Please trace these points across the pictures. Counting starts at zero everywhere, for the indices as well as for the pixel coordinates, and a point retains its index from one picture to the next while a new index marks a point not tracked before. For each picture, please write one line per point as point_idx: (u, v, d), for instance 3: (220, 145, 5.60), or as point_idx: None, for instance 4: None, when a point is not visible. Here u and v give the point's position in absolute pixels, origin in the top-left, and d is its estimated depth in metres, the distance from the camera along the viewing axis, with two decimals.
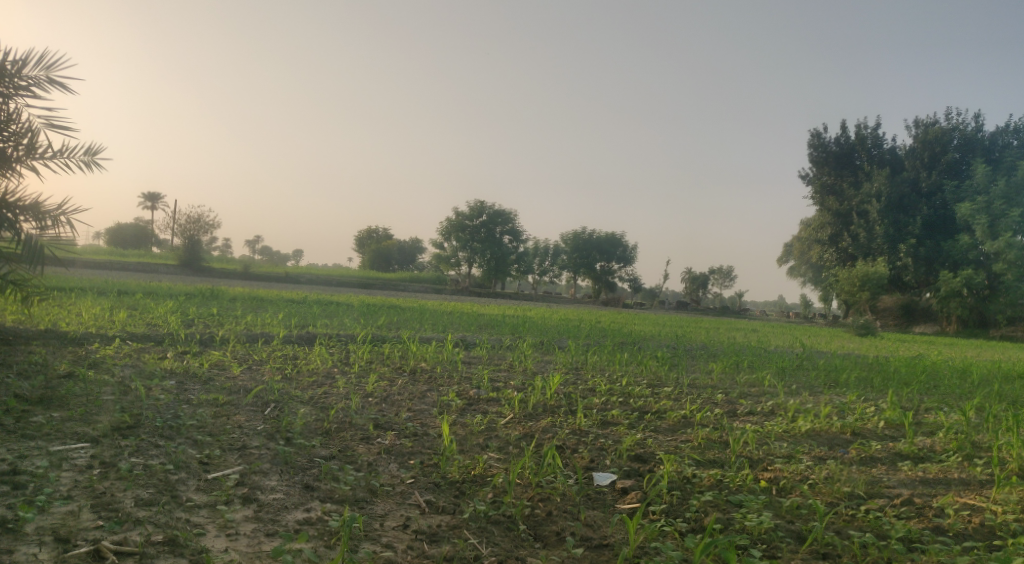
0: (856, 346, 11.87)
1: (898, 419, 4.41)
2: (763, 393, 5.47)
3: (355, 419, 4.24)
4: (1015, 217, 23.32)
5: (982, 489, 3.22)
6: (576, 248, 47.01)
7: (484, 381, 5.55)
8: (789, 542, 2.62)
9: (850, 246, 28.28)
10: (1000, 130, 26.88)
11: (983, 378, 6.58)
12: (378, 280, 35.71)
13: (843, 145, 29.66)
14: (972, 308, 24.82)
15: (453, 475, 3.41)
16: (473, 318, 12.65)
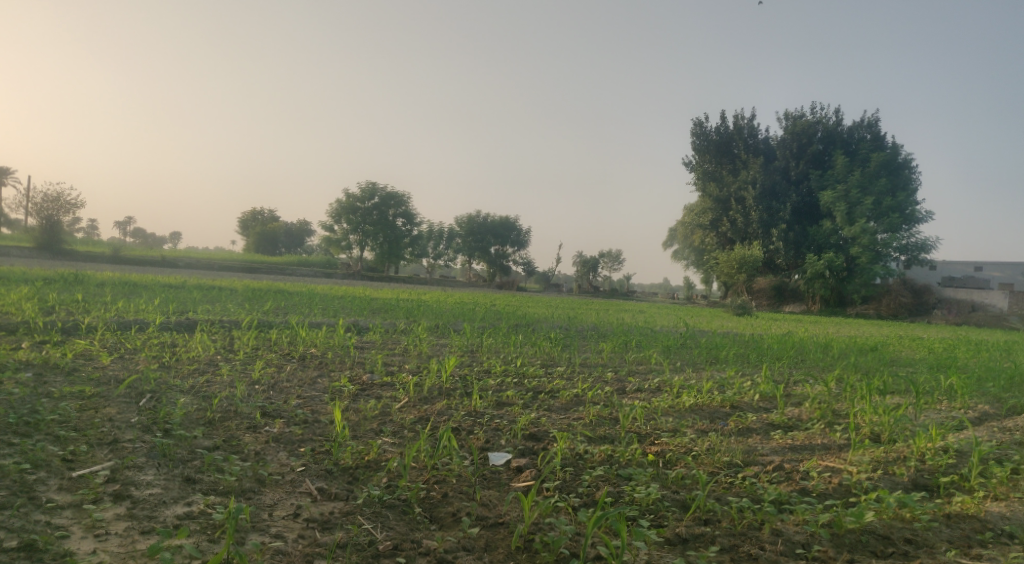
0: (733, 325, 12.83)
1: (770, 392, 4.81)
2: (650, 371, 5.79)
3: (240, 407, 4.01)
4: (869, 205, 25.94)
5: (841, 451, 3.59)
6: (471, 232, 47.07)
7: (378, 365, 5.45)
8: (674, 511, 2.79)
9: (728, 230, 30.39)
10: (857, 125, 29.54)
11: (841, 352, 7.32)
12: (264, 263, 33.78)
13: (723, 134, 31.50)
14: (833, 288, 27.60)
15: (347, 462, 3.31)
16: (367, 302, 12.29)
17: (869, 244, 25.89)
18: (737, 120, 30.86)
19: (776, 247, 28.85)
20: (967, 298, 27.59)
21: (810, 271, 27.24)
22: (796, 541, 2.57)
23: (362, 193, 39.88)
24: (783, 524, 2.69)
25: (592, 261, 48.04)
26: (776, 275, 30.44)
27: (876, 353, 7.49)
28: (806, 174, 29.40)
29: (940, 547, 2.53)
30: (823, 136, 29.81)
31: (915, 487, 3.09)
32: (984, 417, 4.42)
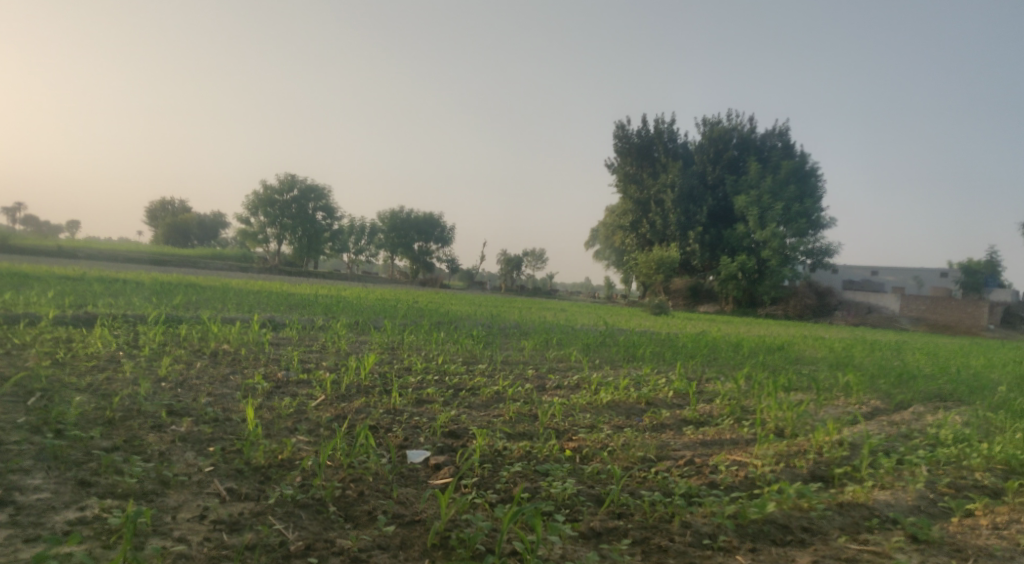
0: (651, 324, 13.27)
1: (683, 389, 5.00)
2: (569, 368, 5.89)
3: (144, 406, 3.74)
4: (779, 211, 27.39)
5: (748, 446, 3.77)
6: (394, 228, 46.28)
7: (294, 362, 5.24)
8: (589, 506, 2.84)
9: (648, 232, 31.42)
10: (769, 133, 31.14)
11: (750, 351, 7.71)
12: (174, 256, 31.88)
13: (644, 138, 32.53)
14: (745, 289, 29.10)
15: (258, 461, 3.16)
16: (285, 298, 11.81)
17: (779, 247, 27.35)
18: (658, 125, 31.91)
19: (693, 249, 29.96)
20: (863, 301, 29.83)
21: (724, 272, 28.74)
22: (703, 532, 2.67)
23: (281, 185, 38.34)
24: (692, 516, 2.80)
25: (516, 260, 48.36)
26: (692, 276, 31.46)
27: (782, 352, 7.94)
28: (721, 180, 30.78)
29: (834, 535, 2.70)
30: (738, 143, 31.23)
31: (813, 479, 3.29)
32: (876, 412, 4.77)
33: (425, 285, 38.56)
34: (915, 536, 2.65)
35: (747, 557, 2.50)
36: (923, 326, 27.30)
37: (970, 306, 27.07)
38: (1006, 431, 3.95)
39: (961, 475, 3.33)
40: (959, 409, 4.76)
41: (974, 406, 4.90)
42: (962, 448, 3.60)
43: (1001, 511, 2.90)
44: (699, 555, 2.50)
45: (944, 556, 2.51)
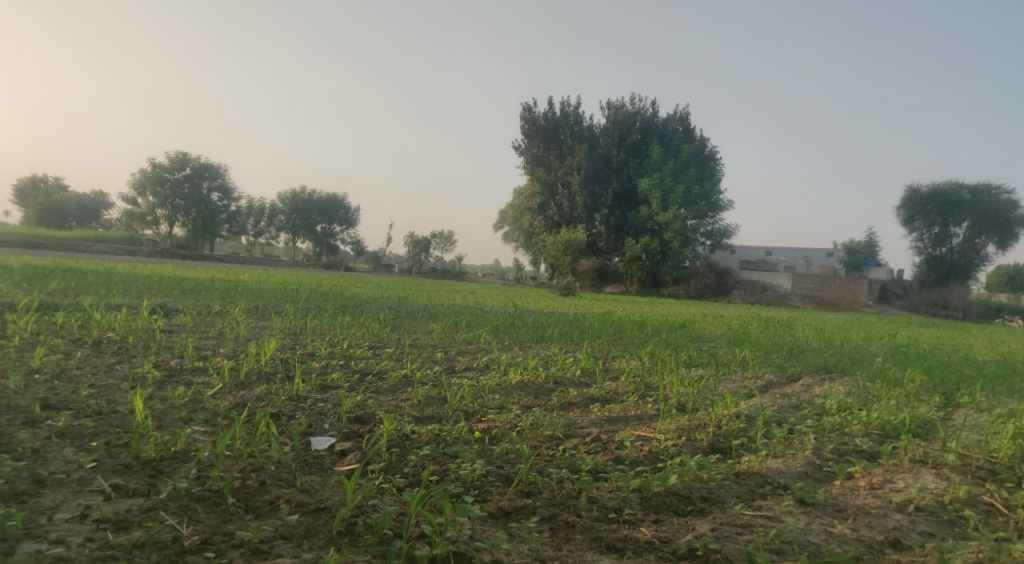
0: (559, 305, 13.51)
1: (590, 367, 5.14)
2: (479, 350, 5.88)
3: (13, 401, 3.36)
4: (680, 194, 28.55)
5: (651, 421, 3.94)
6: (295, 209, 44.23)
7: (188, 349, 4.89)
8: (498, 486, 2.86)
9: (555, 214, 31.99)
10: (670, 118, 32.28)
11: (653, 329, 8.03)
12: (47, 238, 28.90)
13: (551, 120, 32.78)
14: (648, 270, 30.27)
15: (148, 453, 2.93)
16: (176, 283, 11.02)
17: (680, 229, 28.78)
18: (564, 107, 32.25)
19: (599, 231, 30.96)
20: (758, 279, 32.06)
21: (629, 254, 29.67)
22: (609, 507, 2.76)
23: (171, 163, 35.56)
24: (598, 491, 2.89)
25: (424, 242, 47.73)
26: (598, 257, 32.39)
27: (683, 330, 8.31)
28: (625, 163, 31.68)
29: (731, 502, 2.87)
30: (641, 127, 32.05)
31: (712, 451, 3.48)
32: (768, 385, 5.12)
33: (330, 269, 37.25)
34: (802, 500, 2.86)
35: (651, 528, 2.61)
36: (811, 303, 29.77)
37: (852, 283, 29.83)
38: (882, 399, 4.34)
39: (842, 441, 3.63)
40: (841, 380, 5.19)
41: (853, 377, 5.35)
42: (844, 416, 3.92)
43: (876, 472, 3.19)
44: (605, 529, 2.59)
45: (827, 516, 2.73)
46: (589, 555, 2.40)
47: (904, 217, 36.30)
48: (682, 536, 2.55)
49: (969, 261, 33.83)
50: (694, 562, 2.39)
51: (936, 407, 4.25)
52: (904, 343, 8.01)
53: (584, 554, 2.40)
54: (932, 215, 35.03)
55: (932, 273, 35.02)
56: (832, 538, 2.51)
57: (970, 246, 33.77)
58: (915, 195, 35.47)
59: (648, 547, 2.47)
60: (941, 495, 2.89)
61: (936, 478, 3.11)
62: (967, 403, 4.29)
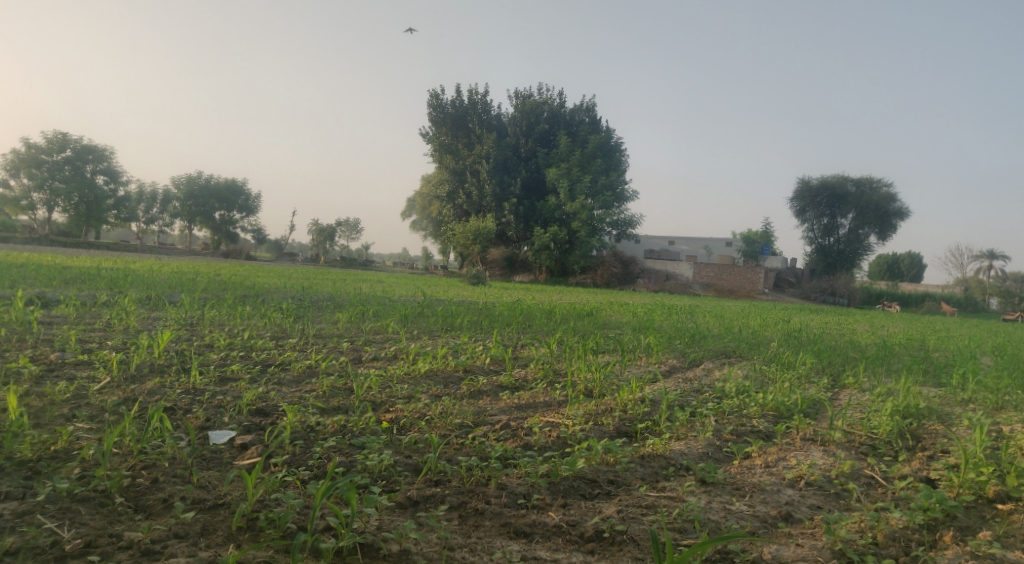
0: (469, 294, 13.44)
1: (500, 355, 5.16)
2: (387, 340, 5.76)
3: None
4: (586, 184, 29.38)
5: (559, 407, 4.01)
6: (190, 195, 41.65)
7: (70, 342, 4.49)
8: (406, 476, 2.82)
9: (465, 203, 31.83)
10: (577, 109, 32.83)
11: (562, 317, 8.19)
12: None
13: (458, 108, 32.25)
14: (556, 259, 30.53)
15: (23, 454, 2.66)
16: (52, 271, 10.09)
17: (587, 219, 29.29)
18: (472, 95, 31.88)
19: (508, 220, 31.06)
20: (662, 268, 33.63)
21: (537, 243, 29.73)
22: (519, 492, 2.79)
23: (48, 144, 32.75)
24: (508, 477, 2.91)
25: (329, 231, 45.96)
26: (508, 247, 32.60)
27: (591, 318, 8.50)
28: (534, 152, 32.20)
29: (636, 484, 2.97)
30: (548, 117, 32.63)
31: (618, 434, 3.59)
32: (671, 369, 5.36)
33: (228, 257, 35.40)
34: (703, 479, 3.01)
35: (559, 512, 2.66)
36: (710, 290, 31.47)
37: (748, 273, 31.59)
38: (776, 382, 4.63)
39: (741, 422, 3.83)
40: (739, 363, 5.50)
41: (750, 361, 5.67)
42: (743, 399, 4.15)
43: (770, 451, 3.40)
44: (515, 514, 2.61)
45: (726, 494, 2.88)
46: (499, 542, 2.43)
47: (796, 209, 38.90)
48: (589, 518, 2.61)
49: (853, 251, 36.82)
50: (601, 544, 2.46)
51: (824, 388, 4.58)
52: (794, 329, 8.56)
53: (494, 542, 2.42)
54: (821, 208, 37.81)
55: (821, 262, 37.76)
56: (731, 515, 2.65)
57: (855, 237, 36.73)
58: (806, 188, 38.00)
59: (556, 531, 2.52)
60: (827, 470, 3.11)
61: (824, 454, 3.35)
62: (851, 384, 4.65)
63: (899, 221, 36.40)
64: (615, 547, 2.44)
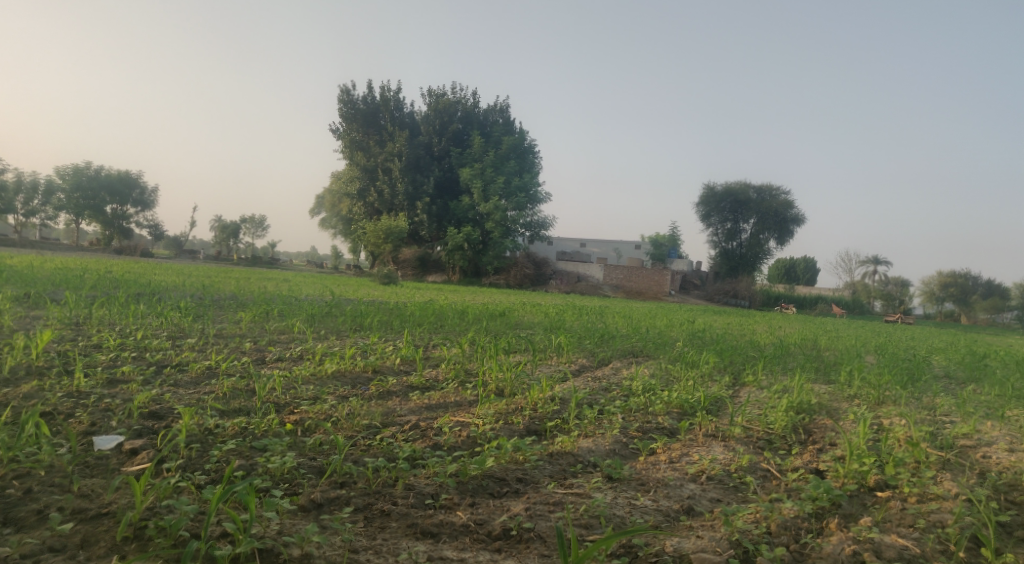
0: (380, 294, 13.20)
1: (410, 355, 5.11)
2: (293, 340, 5.59)
3: None
4: (500, 184, 28.75)
5: (470, 407, 4.01)
6: (78, 187, 39.31)
7: None
8: (309, 477, 2.77)
9: (375, 202, 30.14)
10: (490, 109, 32.20)
11: (474, 317, 8.17)
12: None
13: (369, 104, 30.67)
14: (470, 260, 29.77)
15: None
16: None
17: (501, 219, 28.78)
18: (384, 91, 30.28)
19: (421, 219, 29.70)
20: (573, 269, 33.45)
21: (451, 243, 28.72)
22: (426, 493, 2.78)
23: None
24: (415, 478, 2.89)
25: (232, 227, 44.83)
26: (420, 246, 31.30)
27: (504, 318, 8.54)
28: (447, 152, 31.06)
29: (544, 482, 3.01)
30: (462, 117, 31.73)
31: (527, 433, 3.63)
32: (581, 368, 5.48)
33: (120, 254, 33.55)
34: (610, 476, 3.09)
35: (467, 512, 2.67)
36: (620, 293, 32.06)
37: (656, 275, 32.46)
38: (681, 380, 4.80)
39: (647, 419, 3.95)
40: (646, 362, 5.66)
41: (656, 360, 5.84)
42: (649, 397, 4.28)
43: (674, 447, 3.52)
44: (421, 515, 2.61)
45: (631, 489, 2.97)
46: (404, 543, 2.41)
47: (702, 213, 40.35)
48: (497, 517, 2.64)
49: (754, 254, 38.66)
50: (508, 541, 2.49)
51: (725, 386, 4.78)
52: (699, 329, 8.89)
53: (399, 543, 2.41)
54: (725, 213, 39.45)
55: (725, 265, 39.65)
56: (636, 510, 2.74)
57: (756, 242, 38.56)
58: (711, 194, 39.54)
59: (463, 531, 2.53)
60: (728, 465, 3.24)
61: (725, 449, 3.48)
62: (751, 381, 4.87)
63: (796, 227, 38.47)
64: (522, 545, 2.47)
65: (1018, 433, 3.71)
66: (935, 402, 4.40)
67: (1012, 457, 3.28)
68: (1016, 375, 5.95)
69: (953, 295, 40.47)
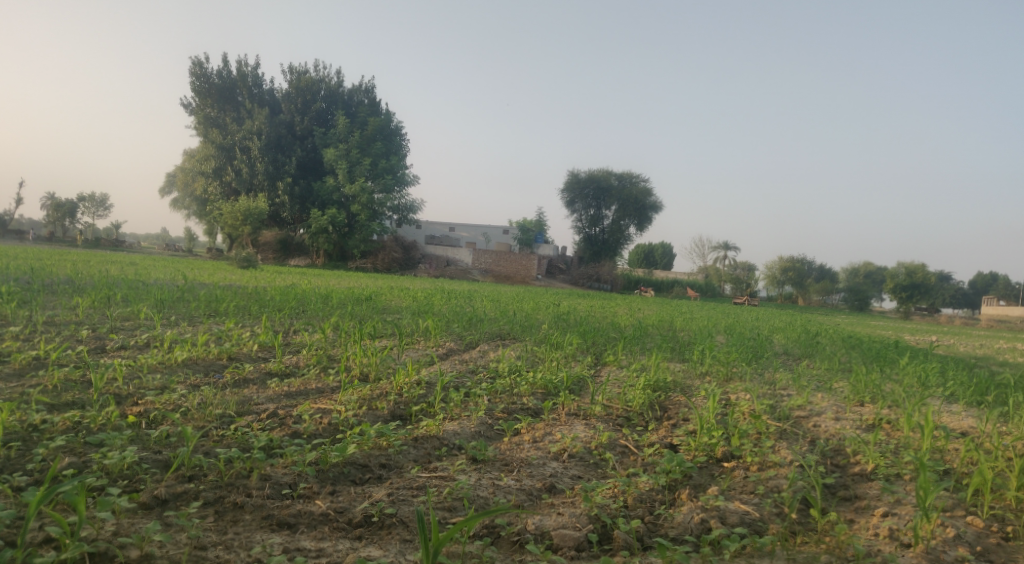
0: (238, 278, 12.47)
1: (269, 341, 4.91)
2: (138, 327, 5.20)
3: None
4: (366, 166, 27.51)
5: (332, 393, 3.93)
6: None
7: None
8: (153, 473, 2.65)
9: (233, 181, 27.99)
10: (356, 89, 30.69)
11: (339, 301, 7.94)
12: None
13: (225, 79, 28.57)
14: (335, 243, 28.36)
15: None
16: None
17: (366, 202, 27.56)
18: (239, 65, 28.25)
19: (282, 201, 28.02)
20: (442, 255, 33.01)
21: (314, 226, 27.23)
22: (283, 483, 2.72)
23: None
24: (273, 468, 2.82)
25: (69, 207, 41.06)
26: (282, 229, 29.67)
27: (370, 302, 8.36)
28: (310, 132, 29.31)
29: (408, 466, 3.01)
30: (326, 96, 30.01)
31: (392, 418, 3.61)
32: (449, 352, 5.49)
33: None
34: (475, 457, 3.13)
35: (327, 500, 2.64)
36: (489, 276, 31.74)
37: (523, 260, 32.61)
38: (546, 361, 4.94)
39: (512, 401, 4.03)
40: (513, 345, 5.75)
41: (523, 342, 5.95)
42: (515, 378, 4.36)
43: (538, 427, 3.61)
44: (278, 506, 2.56)
45: (495, 470, 3.03)
46: (258, 535, 2.37)
47: (566, 200, 41.54)
48: (358, 504, 2.63)
49: (615, 240, 40.45)
50: (369, 528, 2.49)
51: (588, 366, 4.97)
52: (563, 312, 9.14)
53: (253, 535, 2.36)
54: (588, 199, 40.94)
55: (588, 250, 41.17)
56: (499, 490, 2.80)
57: (617, 228, 40.22)
58: (575, 180, 40.82)
59: (322, 520, 2.52)
60: (589, 442, 3.36)
61: (586, 427, 3.62)
62: (612, 360, 5.11)
63: (654, 213, 40.63)
64: (384, 531, 2.48)
65: (844, 402, 4.12)
66: (775, 377, 4.78)
67: (838, 425, 3.64)
68: (840, 350, 6.61)
69: (791, 279, 44.10)
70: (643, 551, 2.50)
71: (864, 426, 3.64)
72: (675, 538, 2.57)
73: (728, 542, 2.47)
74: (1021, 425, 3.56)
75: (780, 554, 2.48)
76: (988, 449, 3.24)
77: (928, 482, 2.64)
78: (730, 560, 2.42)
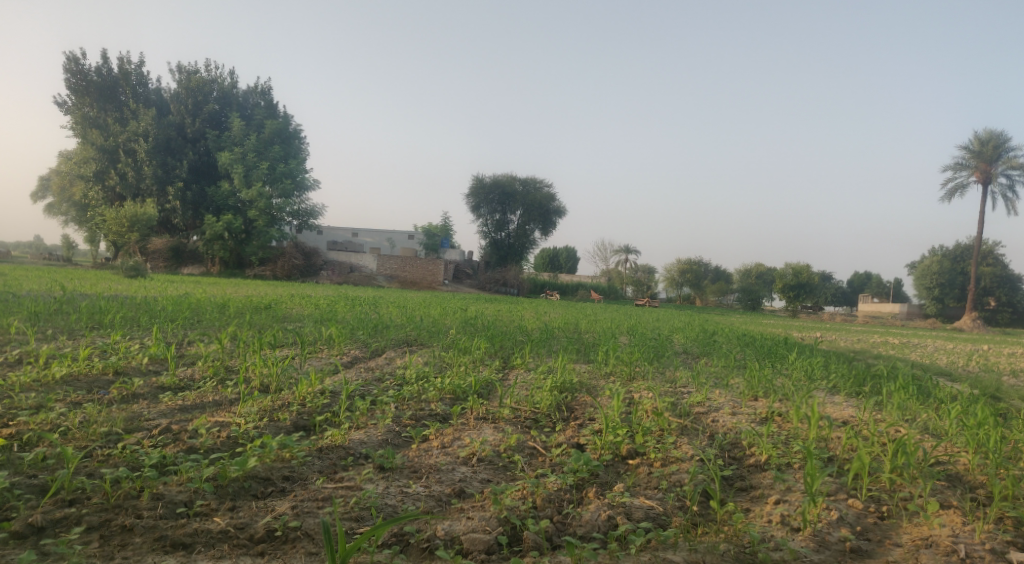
0: (126, 288, 11.72)
1: (161, 353, 4.63)
2: (8, 342, 4.79)
3: None
4: (264, 170, 26.59)
5: (231, 406, 3.77)
6: None
7: None
8: (27, 499, 2.47)
9: (116, 185, 26.27)
10: (250, 91, 29.75)
11: (237, 310, 7.63)
12: None
13: (105, 77, 26.94)
14: (231, 250, 27.13)
15: None
16: None
17: (265, 207, 26.68)
18: (122, 63, 26.78)
19: (174, 206, 26.85)
20: (345, 260, 31.83)
21: (208, 232, 25.97)
22: (178, 501, 2.59)
23: None
24: (166, 487, 2.68)
25: None
26: (173, 236, 28.13)
27: (270, 310, 8.08)
28: (202, 134, 28.02)
29: (312, 478, 2.92)
30: (218, 97, 28.76)
31: (295, 429, 3.50)
32: (353, 359, 5.37)
33: None
34: (382, 466, 3.07)
35: (226, 516, 2.53)
36: (394, 282, 31.42)
37: (429, 265, 32.24)
38: (453, 366, 4.94)
39: (420, 407, 3.99)
40: (419, 351, 5.70)
41: (430, 348, 5.91)
42: (423, 384, 4.32)
43: (446, 432, 3.59)
44: (171, 526, 2.44)
45: (404, 478, 2.99)
46: (149, 559, 2.26)
47: (471, 205, 41.55)
48: (260, 519, 2.53)
49: (521, 244, 41.00)
50: (272, 543, 2.42)
51: (495, 370, 5.00)
52: (471, 317, 9.16)
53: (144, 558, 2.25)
54: (493, 205, 41.10)
55: (495, 254, 41.37)
56: (407, 498, 2.77)
57: (522, 232, 40.84)
58: (479, 185, 41.01)
59: (222, 538, 2.41)
60: (497, 445, 3.37)
61: (495, 430, 3.63)
62: (519, 364, 5.16)
63: (557, 218, 41.68)
64: (288, 545, 2.41)
65: (739, 398, 4.33)
66: (675, 375, 4.98)
67: (733, 420, 3.83)
68: (736, 348, 6.96)
69: (688, 280, 45.83)
70: (553, 551, 2.54)
71: (757, 419, 3.84)
72: (583, 536, 2.63)
73: (633, 536, 2.55)
74: (892, 413, 3.88)
75: (681, 545, 2.58)
76: (865, 436, 3.51)
77: (815, 469, 2.83)
78: (636, 553, 2.50)
